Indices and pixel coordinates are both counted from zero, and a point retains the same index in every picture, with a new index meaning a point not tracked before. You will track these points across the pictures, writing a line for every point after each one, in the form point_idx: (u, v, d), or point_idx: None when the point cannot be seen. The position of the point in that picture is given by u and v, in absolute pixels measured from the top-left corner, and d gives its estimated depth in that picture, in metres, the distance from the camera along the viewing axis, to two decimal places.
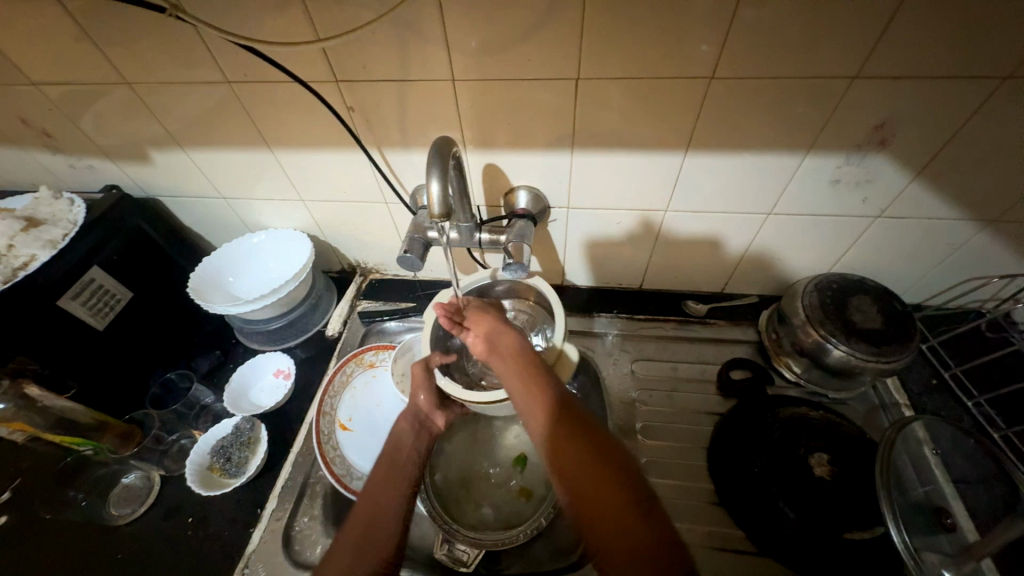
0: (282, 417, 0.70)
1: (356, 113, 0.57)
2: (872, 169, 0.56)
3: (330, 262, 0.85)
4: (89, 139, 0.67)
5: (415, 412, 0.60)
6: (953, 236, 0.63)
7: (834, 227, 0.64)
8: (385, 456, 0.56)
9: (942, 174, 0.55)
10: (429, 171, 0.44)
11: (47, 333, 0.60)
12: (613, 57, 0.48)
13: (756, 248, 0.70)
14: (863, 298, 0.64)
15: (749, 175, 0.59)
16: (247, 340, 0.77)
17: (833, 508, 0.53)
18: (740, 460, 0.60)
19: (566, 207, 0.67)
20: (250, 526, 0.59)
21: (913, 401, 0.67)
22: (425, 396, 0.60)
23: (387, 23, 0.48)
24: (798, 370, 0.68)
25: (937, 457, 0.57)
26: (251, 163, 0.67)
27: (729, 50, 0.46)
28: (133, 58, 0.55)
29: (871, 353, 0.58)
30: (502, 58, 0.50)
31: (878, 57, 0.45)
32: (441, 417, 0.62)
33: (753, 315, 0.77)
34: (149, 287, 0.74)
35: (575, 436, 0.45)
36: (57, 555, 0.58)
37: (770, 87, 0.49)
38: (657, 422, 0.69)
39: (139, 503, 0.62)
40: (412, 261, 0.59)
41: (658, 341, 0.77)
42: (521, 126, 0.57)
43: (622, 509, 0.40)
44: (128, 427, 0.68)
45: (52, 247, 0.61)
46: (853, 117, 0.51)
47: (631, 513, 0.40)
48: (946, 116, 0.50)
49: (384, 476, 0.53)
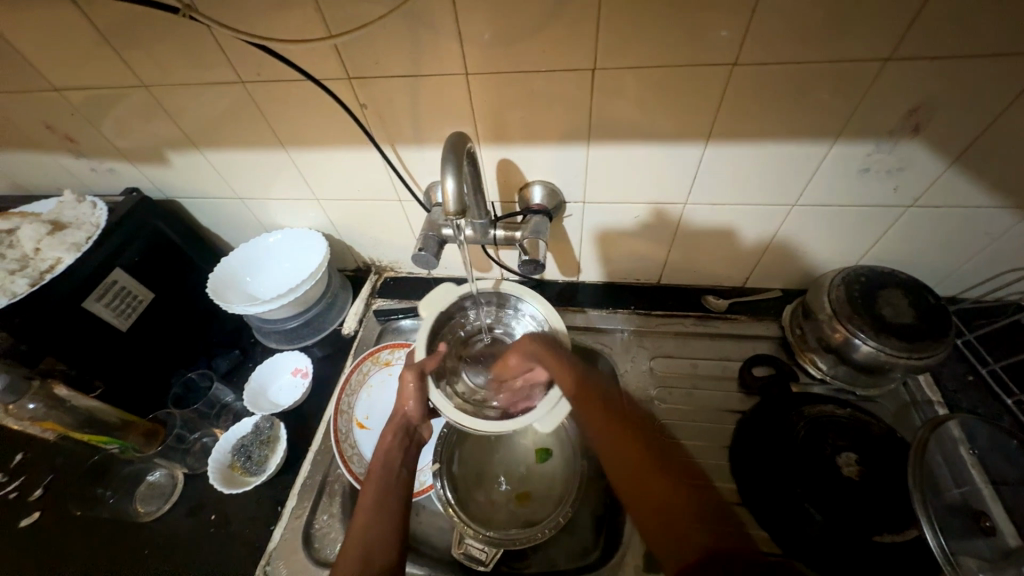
0: (300, 416, 0.70)
1: (369, 111, 0.57)
2: (904, 157, 0.53)
3: (345, 261, 0.86)
4: (110, 143, 0.68)
5: (404, 422, 0.59)
6: (990, 226, 0.60)
7: (862, 218, 0.62)
8: (377, 474, 0.55)
9: (981, 160, 0.52)
10: (444, 169, 0.44)
11: (73, 334, 0.61)
12: (631, 46, 0.47)
13: (780, 241, 0.68)
14: (894, 292, 0.61)
15: (772, 166, 0.57)
16: (265, 339, 0.78)
17: (862, 509, 0.51)
18: (762, 460, 0.58)
19: (581, 201, 0.66)
20: (271, 524, 0.60)
21: (947, 398, 0.64)
22: (414, 406, 0.57)
23: (399, 18, 0.47)
24: (824, 367, 0.66)
25: (974, 457, 0.54)
26: (265, 163, 0.67)
27: (752, 37, 0.45)
28: (150, 60, 0.55)
29: (903, 348, 0.56)
30: (516, 50, 0.49)
31: (912, 38, 0.43)
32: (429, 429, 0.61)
33: (776, 310, 0.75)
34: (169, 288, 0.75)
35: (624, 437, 0.52)
36: (88, 550, 0.60)
37: (795, 72, 0.47)
38: (677, 421, 0.67)
39: (164, 500, 0.63)
40: (427, 260, 0.60)
41: (677, 337, 0.75)
42: (536, 120, 0.55)
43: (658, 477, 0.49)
44: (153, 426, 0.69)
45: (76, 249, 0.62)
46: (884, 103, 0.48)
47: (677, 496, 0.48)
48: (985, 100, 0.47)
49: (380, 488, 0.54)
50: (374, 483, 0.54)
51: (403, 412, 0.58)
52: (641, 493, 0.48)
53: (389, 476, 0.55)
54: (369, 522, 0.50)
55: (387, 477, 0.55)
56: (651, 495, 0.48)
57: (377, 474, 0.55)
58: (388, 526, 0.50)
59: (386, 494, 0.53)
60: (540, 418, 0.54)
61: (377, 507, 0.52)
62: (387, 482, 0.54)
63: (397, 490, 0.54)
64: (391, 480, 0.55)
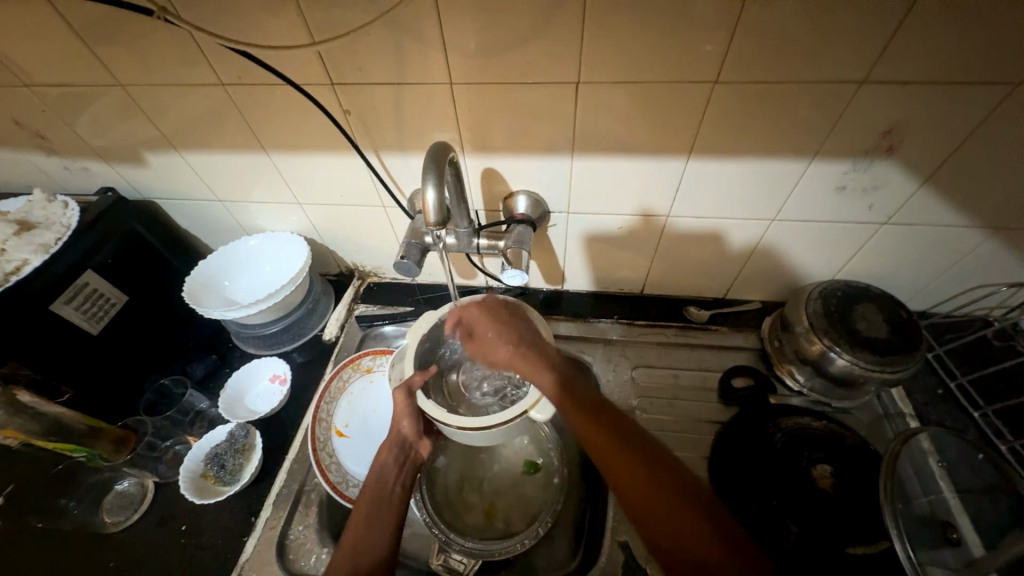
0: (277, 423, 0.69)
1: (352, 118, 0.56)
2: (878, 176, 0.55)
3: (327, 265, 0.84)
4: (85, 142, 0.66)
5: (399, 438, 0.58)
6: (960, 244, 0.61)
7: (840, 233, 0.63)
8: (371, 487, 0.55)
9: (951, 181, 0.54)
10: (425, 178, 0.43)
11: (39, 338, 0.59)
12: (614, 62, 0.47)
13: (761, 254, 0.69)
14: (868, 307, 0.62)
15: (753, 181, 0.58)
16: (243, 344, 0.76)
17: (836, 520, 0.52)
18: (740, 471, 0.59)
19: (566, 211, 0.66)
20: (244, 535, 0.58)
21: (918, 410, 0.65)
22: (408, 424, 0.57)
23: (383, 25, 0.47)
24: (801, 379, 0.67)
25: (942, 469, 0.57)
26: (245, 166, 0.66)
27: (733, 56, 0.45)
28: (126, 59, 0.54)
29: (876, 362, 0.58)
30: (500, 62, 0.49)
31: (887, 60, 0.44)
32: (425, 444, 0.60)
33: (756, 321, 0.76)
34: (144, 290, 0.73)
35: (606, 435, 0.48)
36: (51, 563, 0.58)
37: (775, 92, 0.48)
38: (656, 430, 0.68)
39: (133, 510, 0.61)
40: (409, 267, 0.59)
41: (660, 347, 0.76)
42: (520, 130, 0.56)
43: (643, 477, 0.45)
44: (123, 432, 0.67)
45: (44, 251, 0.60)
46: (860, 122, 0.50)
47: (658, 492, 0.43)
48: (955, 123, 0.48)
49: (374, 502, 0.54)
50: (369, 496, 0.54)
51: (398, 429, 0.58)
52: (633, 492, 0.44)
53: (384, 491, 0.55)
54: (361, 537, 0.51)
55: (382, 492, 0.55)
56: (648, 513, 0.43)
57: (375, 488, 0.55)
58: (379, 542, 0.50)
59: (381, 507, 0.54)
60: (537, 404, 0.51)
61: (370, 522, 0.52)
62: (381, 497, 0.54)
63: (394, 501, 0.55)
64: (386, 496, 0.55)
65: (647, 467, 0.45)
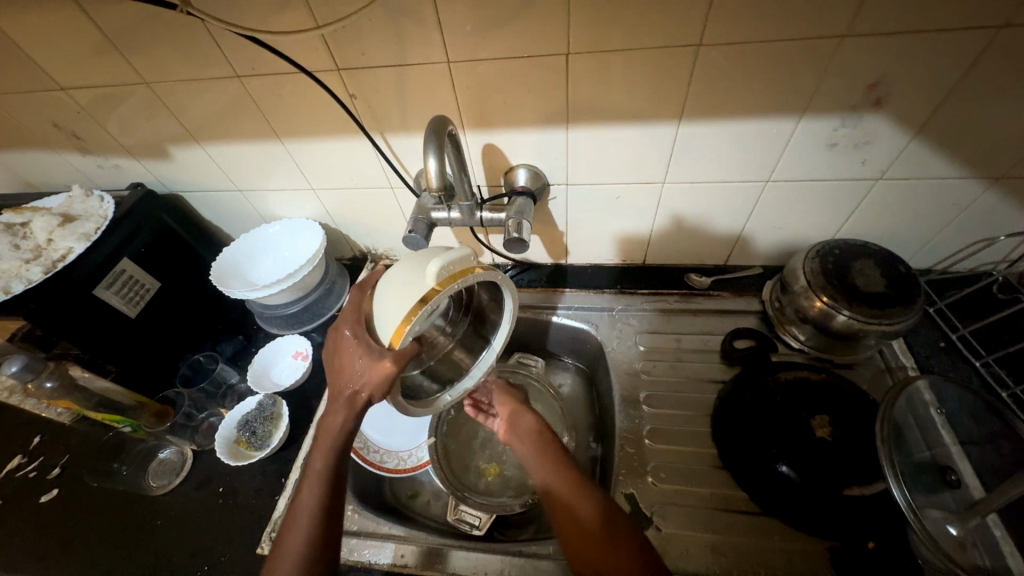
0: (302, 395, 0.74)
1: (358, 101, 0.60)
2: (869, 130, 0.56)
3: (341, 249, 0.89)
4: (115, 140, 0.71)
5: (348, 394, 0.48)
6: (957, 195, 0.62)
7: (835, 192, 0.64)
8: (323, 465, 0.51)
9: (942, 130, 0.55)
10: (427, 150, 0.48)
11: (84, 320, 0.64)
12: (602, 30, 0.49)
13: (758, 217, 0.70)
14: (866, 263, 0.64)
15: (746, 142, 0.59)
16: (266, 325, 0.81)
17: (835, 466, 0.53)
18: (743, 426, 0.61)
19: (565, 182, 0.68)
20: (276, 494, 0.63)
21: (919, 362, 0.66)
22: (371, 387, 0.46)
23: (382, 8, 0.50)
24: (802, 338, 0.69)
25: (942, 417, 0.59)
26: (262, 155, 0.70)
27: (716, 17, 0.47)
28: (150, 58, 0.58)
29: (874, 315, 0.59)
30: (494, 37, 0.51)
31: (867, 14, 0.45)
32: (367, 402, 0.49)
33: (757, 286, 0.78)
34: (175, 277, 0.78)
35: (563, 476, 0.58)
36: (107, 523, 0.63)
37: (761, 51, 0.49)
38: (661, 391, 0.70)
39: (175, 475, 0.66)
40: (417, 241, 0.62)
41: (663, 314, 0.78)
42: (516, 104, 0.58)
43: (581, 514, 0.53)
44: (162, 407, 0.72)
45: (86, 239, 0.65)
46: (846, 76, 0.51)
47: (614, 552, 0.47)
48: (943, 70, 0.49)
49: (322, 478, 0.51)
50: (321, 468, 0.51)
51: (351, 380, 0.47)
52: (568, 526, 0.53)
53: (337, 464, 0.52)
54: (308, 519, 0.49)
55: (335, 472, 0.52)
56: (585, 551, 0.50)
57: (327, 459, 0.52)
58: (327, 527, 0.49)
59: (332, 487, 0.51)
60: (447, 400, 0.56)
61: (324, 499, 0.51)
62: (331, 473, 0.52)
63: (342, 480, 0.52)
64: (337, 472, 0.52)
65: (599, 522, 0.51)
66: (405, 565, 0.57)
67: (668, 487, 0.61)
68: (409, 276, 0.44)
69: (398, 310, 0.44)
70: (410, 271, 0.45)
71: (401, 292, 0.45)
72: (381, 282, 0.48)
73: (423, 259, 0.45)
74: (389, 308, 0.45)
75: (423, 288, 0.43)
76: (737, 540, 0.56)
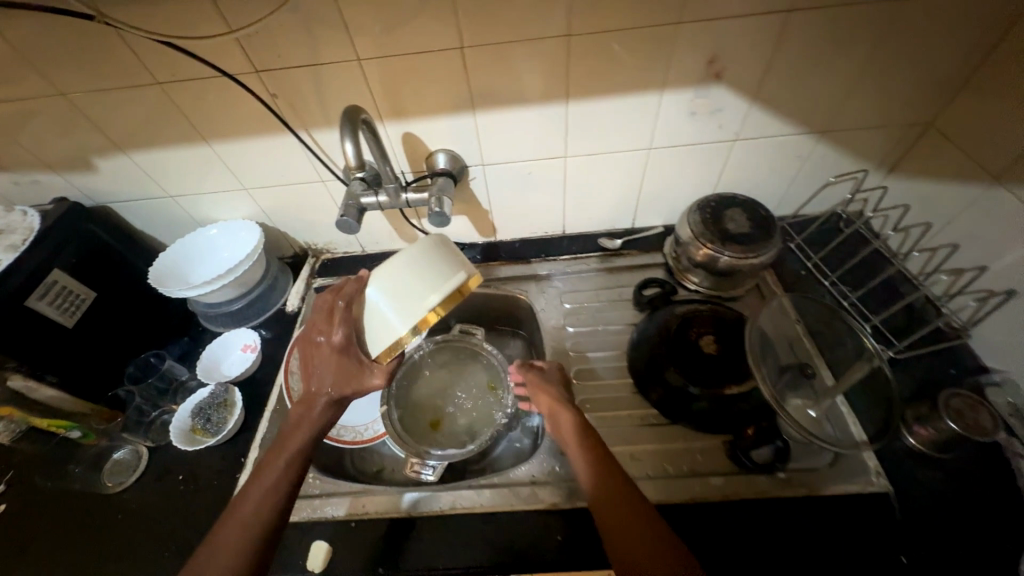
0: (254, 383, 0.77)
1: (280, 100, 0.65)
2: (717, 98, 0.68)
3: (282, 248, 0.93)
4: (33, 154, 0.72)
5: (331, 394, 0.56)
6: (797, 149, 0.76)
7: (705, 153, 0.77)
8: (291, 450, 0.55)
9: (772, 94, 0.68)
10: (343, 134, 0.54)
11: (19, 331, 0.65)
12: (487, 25, 0.58)
13: (651, 181, 0.82)
14: (737, 212, 0.76)
15: (626, 115, 0.70)
16: (212, 324, 0.85)
17: (716, 372, 0.65)
18: (648, 356, 0.72)
19: (481, 163, 0.77)
20: (238, 472, 0.67)
21: (787, 288, 0.80)
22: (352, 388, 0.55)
23: (290, 13, 0.56)
24: (697, 281, 0.81)
25: (802, 326, 0.72)
26: (190, 159, 0.73)
27: (577, 11, 0.57)
28: (66, 69, 0.60)
29: (743, 252, 0.72)
30: (396, 36, 0.59)
31: (691, 4, 0.57)
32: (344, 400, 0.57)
33: (660, 242, 0.90)
34: (112, 285, 0.79)
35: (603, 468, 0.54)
36: (64, 524, 0.64)
37: (619, 37, 0.60)
38: (585, 339, 0.80)
39: (130, 473, 0.68)
40: (350, 224, 0.66)
41: (584, 275, 0.88)
42: (425, 94, 0.66)
43: (617, 499, 0.51)
44: (113, 410, 0.75)
45: (12, 251, 0.67)
46: (690, 54, 0.63)
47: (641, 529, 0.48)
48: (759, 45, 0.62)
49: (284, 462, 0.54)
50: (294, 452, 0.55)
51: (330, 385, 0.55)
52: (610, 519, 0.50)
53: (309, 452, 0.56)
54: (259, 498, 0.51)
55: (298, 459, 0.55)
56: (625, 537, 0.48)
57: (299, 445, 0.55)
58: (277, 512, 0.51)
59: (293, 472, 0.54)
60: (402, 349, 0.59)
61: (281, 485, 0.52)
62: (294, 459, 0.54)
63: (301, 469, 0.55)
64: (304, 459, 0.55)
65: (632, 503, 0.50)
66: (366, 512, 0.63)
67: (594, 415, 0.71)
68: (407, 299, 0.48)
69: (391, 329, 0.50)
70: (407, 291, 0.49)
71: (398, 312, 0.49)
72: (374, 285, 0.51)
73: (420, 284, 0.48)
74: (385, 323, 0.50)
75: (419, 318, 0.48)
76: (651, 447, 0.67)
